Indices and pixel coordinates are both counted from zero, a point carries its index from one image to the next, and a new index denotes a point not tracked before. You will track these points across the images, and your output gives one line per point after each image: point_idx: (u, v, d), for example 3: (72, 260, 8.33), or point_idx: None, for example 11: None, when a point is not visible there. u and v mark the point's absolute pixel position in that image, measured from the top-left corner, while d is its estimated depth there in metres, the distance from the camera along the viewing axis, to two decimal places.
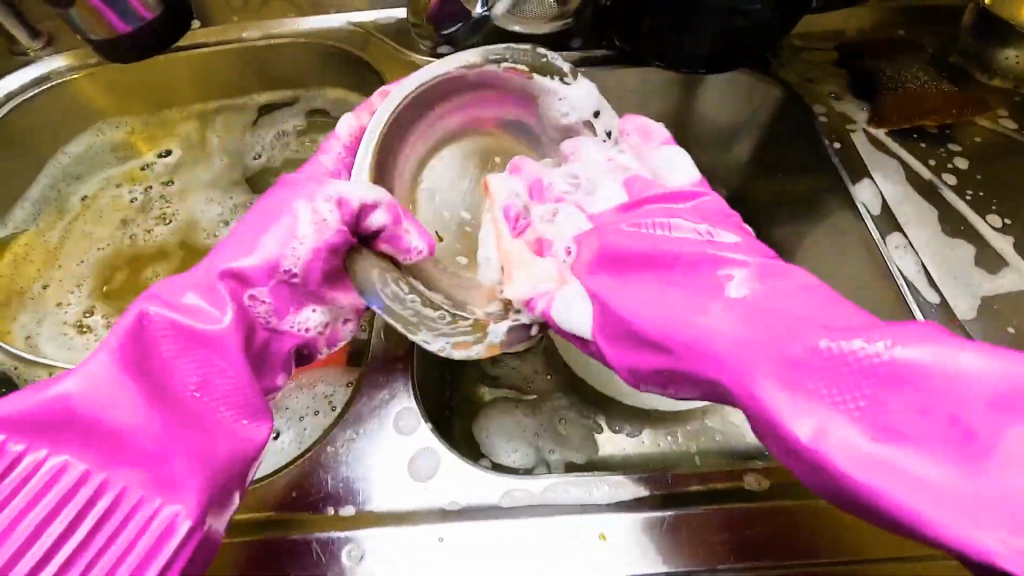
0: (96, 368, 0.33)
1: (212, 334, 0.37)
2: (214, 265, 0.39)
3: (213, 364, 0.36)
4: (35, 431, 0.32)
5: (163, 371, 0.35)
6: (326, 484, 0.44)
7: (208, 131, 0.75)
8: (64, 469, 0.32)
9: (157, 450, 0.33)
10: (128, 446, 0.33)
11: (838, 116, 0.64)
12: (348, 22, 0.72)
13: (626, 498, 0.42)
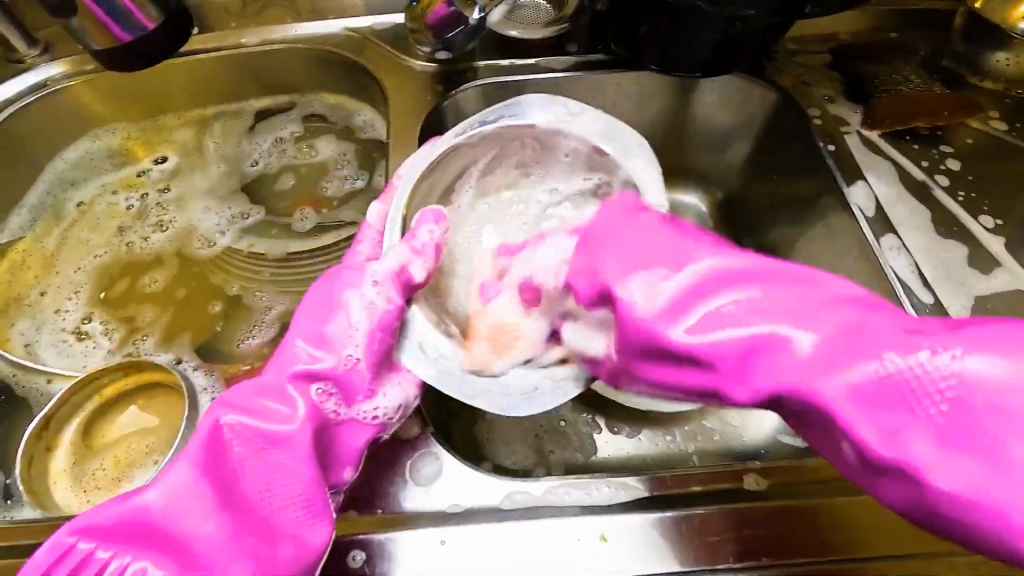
0: (177, 497, 0.36)
1: (281, 436, 0.40)
2: (284, 368, 0.43)
3: (284, 466, 0.39)
4: (120, 540, 0.36)
5: (234, 477, 0.38)
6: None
7: (205, 138, 0.75)
8: (147, 572, 0.35)
9: (233, 555, 0.36)
10: (199, 555, 0.35)
11: (832, 118, 0.65)
12: (345, 27, 0.72)
13: (627, 500, 0.42)
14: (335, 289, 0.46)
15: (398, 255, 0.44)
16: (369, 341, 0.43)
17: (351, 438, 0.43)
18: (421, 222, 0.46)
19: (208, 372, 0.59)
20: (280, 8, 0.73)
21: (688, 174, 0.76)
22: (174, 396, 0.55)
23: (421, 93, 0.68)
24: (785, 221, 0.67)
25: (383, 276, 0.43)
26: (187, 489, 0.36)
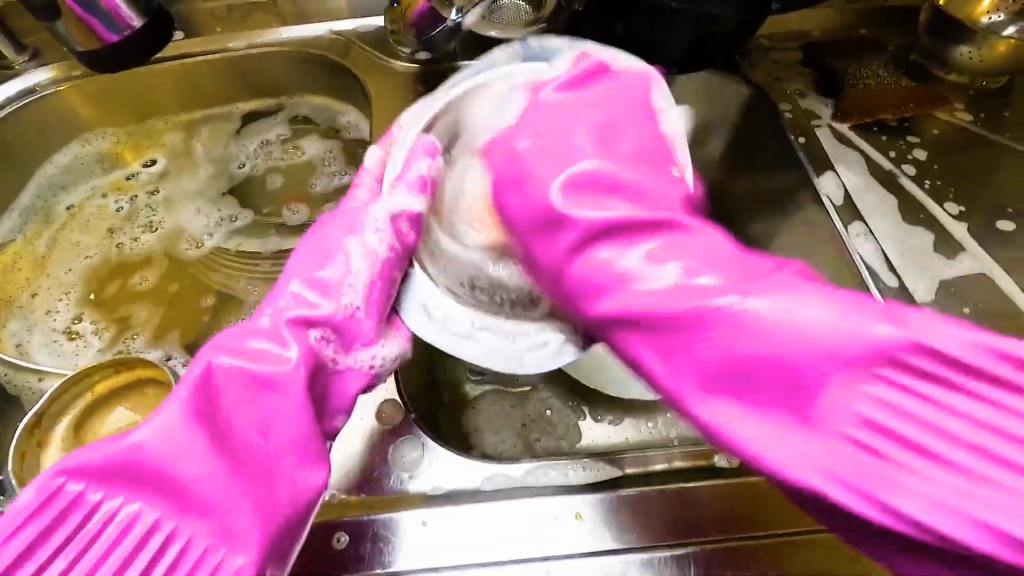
0: (172, 439, 0.35)
1: (275, 380, 0.38)
2: (279, 314, 0.42)
3: (285, 415, 0.38)
4: (110, 480, 0.35)
5: (229, 423, 0.37)
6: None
7: (193, 141, 0.76)
8: (142, 515, 0.35)
9: (233, 499, 0.35)
10: (197, 496, 0.35)
11: (803, 111, 0.67)
12: (329, 30, 0.74)
13: (604, 479, 0.44)
14: (329, 238, 0.46)
15: (401, 199, 0.46)
16: (370, 289, 0.44)
17: (343, 384, 0.43)
18: (409, 163, 0.48)
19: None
20: (266, 12, 0.74)
21: None
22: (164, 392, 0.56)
23: (405, 94, 0.70)
24: None
25: (384, 223, 0.45)
26: (175, 438, 0.35)
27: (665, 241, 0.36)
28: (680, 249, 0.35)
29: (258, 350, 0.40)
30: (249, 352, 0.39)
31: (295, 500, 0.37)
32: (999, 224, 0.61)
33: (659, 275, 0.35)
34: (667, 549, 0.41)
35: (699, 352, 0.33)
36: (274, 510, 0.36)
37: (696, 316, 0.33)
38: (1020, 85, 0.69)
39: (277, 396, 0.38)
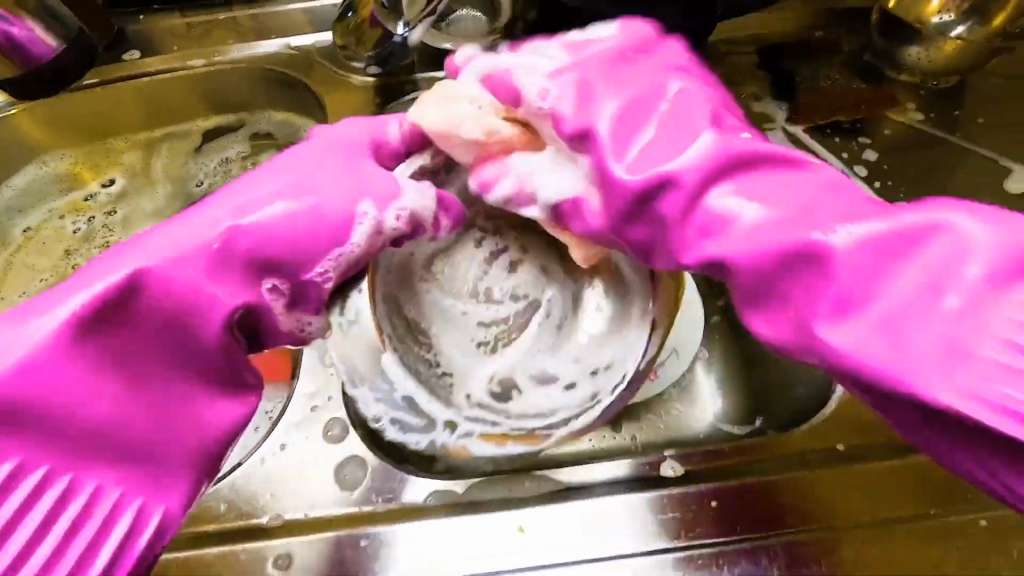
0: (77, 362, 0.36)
1: (205, 299, 0.39)
2: (203, 221, 0.41)
3: (203, 346, 0.39)
4: (8, 429, 0.34)
5: (147, 347, 0.38)
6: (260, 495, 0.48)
7: (152, 159, 0.76)
8: (53, 479, 0.35)
9: (161, 433, 0.37)
10: (114, 438, 0.36)
11: (756, 115, 0.68)
12: (288, 45, 0.74)
13: (537, 493, 0.47)
14: (259, 193, 0.44)
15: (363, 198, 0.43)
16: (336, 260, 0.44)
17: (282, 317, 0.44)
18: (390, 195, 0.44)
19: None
20: (225, 30, 0.75)
21: None
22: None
23: (363, 107, 0.70)
24: None
25: (355, 211, 0.43)
26: (95, 365, 0.36)
27: (785, 176, 0.38)
28: (790, 215, 0.35)
29: (154, 246, 0.39)
30: (174, 243, 0.40)
31: (216, 430, 0.39)
32: None
33: (755, 206, 0.36)
34: (600, 560, 0.43)
35: (826, 287, 0.33)
36: (199, 440, 0.39)
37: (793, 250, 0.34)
38: (973, 84, 0.70)
39: (204, 305, 0.39)
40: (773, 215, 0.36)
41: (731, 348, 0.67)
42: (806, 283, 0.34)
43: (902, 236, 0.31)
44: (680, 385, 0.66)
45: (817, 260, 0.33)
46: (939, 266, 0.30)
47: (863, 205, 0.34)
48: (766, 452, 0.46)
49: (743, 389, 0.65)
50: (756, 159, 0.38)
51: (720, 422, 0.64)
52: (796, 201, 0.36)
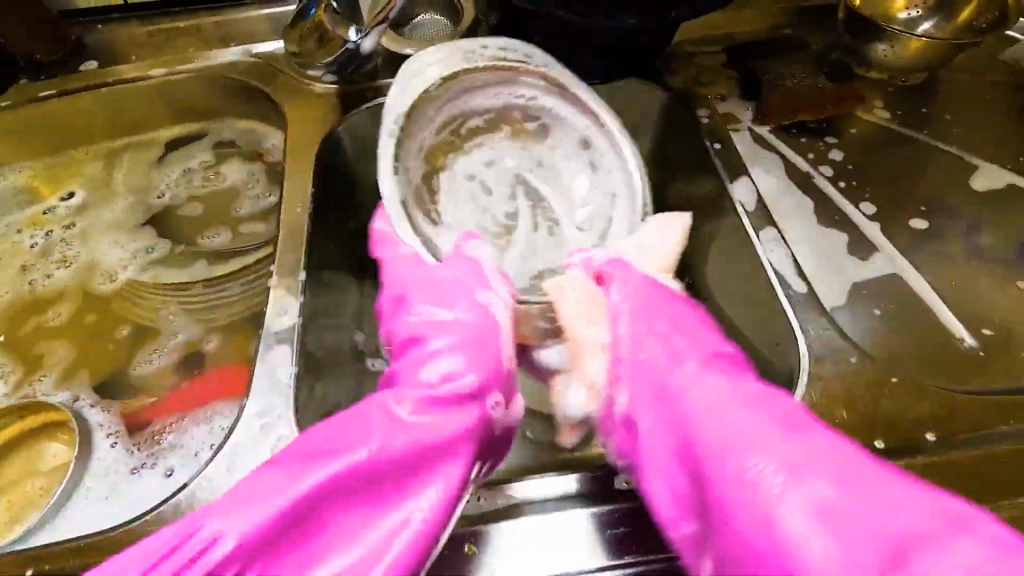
0: (261, 513, 0.38)
1: (376, 450, 0.41)
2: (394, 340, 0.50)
3: (408, 469, 0.42)
4: (253, 554, 0.38)
5: (342, 499, 0.40)
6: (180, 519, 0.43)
7: (113, 171, 0.75)
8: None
9: (369, 554, 0.38)
10: (316, 543, 0.39)
11: (721, 115, 0.67)
12: (250, 53, 0.73)
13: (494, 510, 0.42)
14: (417, 274, 0.53)
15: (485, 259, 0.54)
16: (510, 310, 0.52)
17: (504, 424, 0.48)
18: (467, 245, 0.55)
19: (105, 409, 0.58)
20: (184, 38, 0.74)
21: None
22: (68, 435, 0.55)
23: (324, 114, 0.69)
24: None
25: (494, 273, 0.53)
26: (257, 527, 0.38)
27: (654, 329, 0.48)
28: (654, 352, 0.47)
29: (335, 436, 0.42)
30: (339, 429, 0.42)
31: (427, 538, 0.40)
32: (914, 223, 0.61)
33: (708, 387, 0.43)
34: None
35: (721, 491, 0.39)
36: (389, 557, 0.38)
37: (709, 451, 0.40)
38: (941, 81, 0.69)
39: (381, 444, 0.41)
40: (689, 367, 0.45)
41: None
42: (735, 501, 0.38)
43: (721, 457, 0.39)
44: None
45: (721, 460, 0.39)
46: (749, 406, 0.41)
47: (762, 410, 0.40)
48: None
49: None
50: (668, 312, 0.49)
51: None
52: (675, 380, 0.45)
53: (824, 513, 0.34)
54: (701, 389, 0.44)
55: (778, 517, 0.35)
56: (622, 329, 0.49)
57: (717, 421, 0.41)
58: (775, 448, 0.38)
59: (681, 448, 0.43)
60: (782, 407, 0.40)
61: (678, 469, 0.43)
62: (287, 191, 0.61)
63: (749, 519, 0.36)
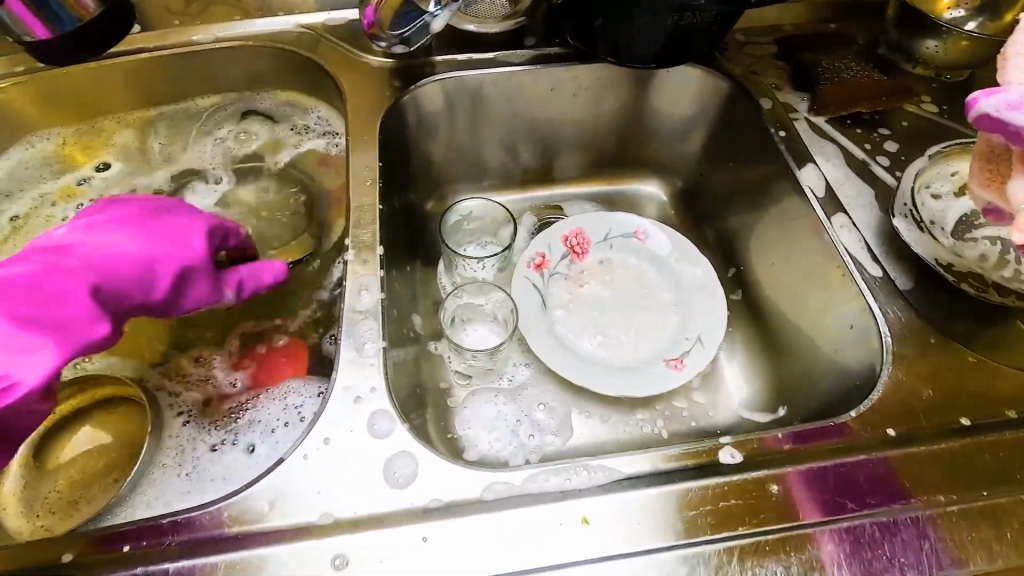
0: (427, 515, 0.39)
1: None
2: None
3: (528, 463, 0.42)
4: (376, 478, 0.41)
5: None
6: (277, 495, 0.41)
7: (146, 142, 0.72)
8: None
9: None
10: None
11: (780, 104, 0.68)
12: (298, 24, 0.71)
13: (605, 483, 0.41)
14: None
15: None
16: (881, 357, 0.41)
17: None
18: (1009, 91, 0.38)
19: (172, 389, 0.56)
20: (227, 5, 0.71)
21: (648, 163, 0.80)
22: (133, 411, 0.55)
23: (381, 88, 0.67)
24: (742, 206, 0.71)
25: None
26: (419, 488, 0.41)
27: (988, 451, 0.43)
28: (991, 484, 0.41)
29: None
30: None
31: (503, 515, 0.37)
32: None
33: None
34: (698, 548, 0.38)
35: (992, 506, 0.40)
36: None
37: (971, 476, 0.41)
38: (981, 80, 0.72)
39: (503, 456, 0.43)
40: (983, 447, 0.43)
41: (752, 337, 0.69)
42: (982, 480, 0.41)
43: (1008, 502, 0.40)
44: (705, 375, 0.68)
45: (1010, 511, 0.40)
46: None
47: (1009, 467, 0.42)
48: (860, 431, 0.43)
49: (768, 380, 0.66)
50: (945, 404, 0.45)
51: (743, 410, 0.65)
52: (980, 458, 0.42)
53: None
54: (985, 460, 0.42)
55: (1003, 493, 0.41)
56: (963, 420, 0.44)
57: (959, 444, 0.43)
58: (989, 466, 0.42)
59: (963, 465, 0.42)
60: (990, 446, 0.43)
61: (964, 455, 0.42)
62: (352, 165, 0.60)
63: (1014, 529, 0.39)
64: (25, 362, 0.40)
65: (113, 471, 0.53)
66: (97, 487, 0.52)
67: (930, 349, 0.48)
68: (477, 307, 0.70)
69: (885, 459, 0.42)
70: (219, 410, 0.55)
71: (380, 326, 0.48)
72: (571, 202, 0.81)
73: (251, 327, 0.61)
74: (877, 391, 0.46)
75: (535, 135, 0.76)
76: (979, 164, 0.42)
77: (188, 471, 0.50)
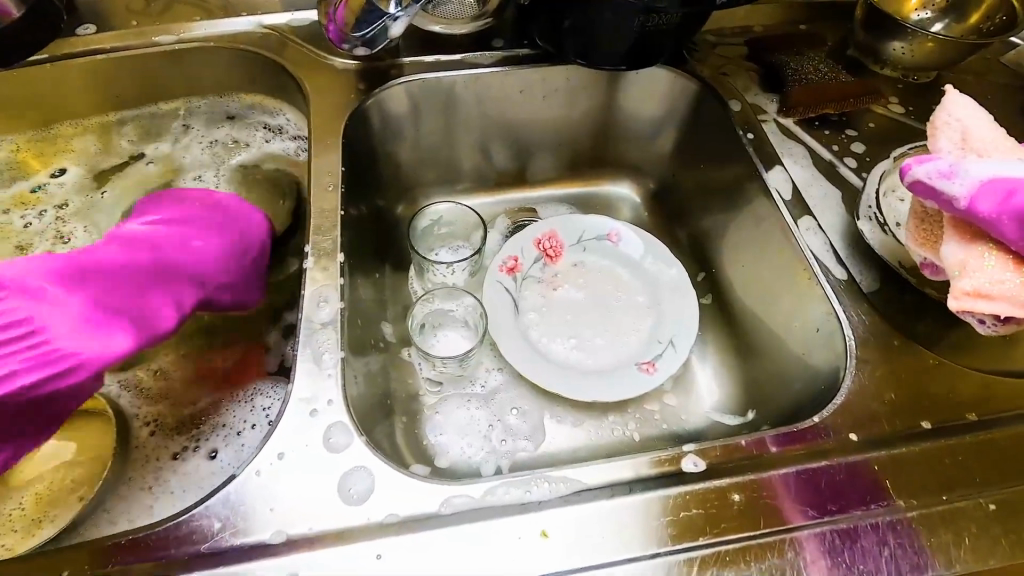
0: (381, 533, 0.38)
1: None
2: None
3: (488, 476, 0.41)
4: (332, 494, 0.40)
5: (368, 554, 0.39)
6: (229, 514, 0.39)
7: (106, 146, 0.70)
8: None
9: None
10: None
11: (750, 106, 0.68)
12: (261, 24, 0.70)
13: (565, 494, 0.40)
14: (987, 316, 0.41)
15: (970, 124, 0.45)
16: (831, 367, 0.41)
17: None
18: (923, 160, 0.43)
19: (137, 399, 0.55)
20: (187, 5, 0.69)
21: (620, 165, 0.80)
22: (102, 423, 0.53)
23: (346, 91, 0.66)
24: (714, 208, 0.71)
25: None
26: (375, 503, 0.40)
27: (949, 455, 0.43)
28: (952, 489, 0.41)
29: None
30: None
31: None
32: None
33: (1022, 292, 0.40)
34: (657, 559, 0.38)
35: (951, 511, 0.40)
36: None
37: (934, 481, 0.41)
38: (947, 81, 0.73)
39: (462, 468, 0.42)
40: (944, 451, 0.43)
41: (723, 340, 0.69)
42: (944, 485, 0.41)
43: (969, 506, 0.41)
44: (676, 379, 0.68)
45: (969, 515, 0.40)
46: (998, 453, 0.43)
47: (970, 471, 0.42)
48: (823, 435, 0.43)
49: (739, 383, 0.66)
50: (908, 408, 0.45)
51: (713, 413, 0.65)
52: (941, 462, 0.42)
53: (1006, 524, 0.40)
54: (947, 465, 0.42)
55: (963, 497, 0.41)
56: (924, 424, 0.44)
57: (921, 449, 0.43)
58: (950, 470, 0.42)
59: (925, 470, 0.42)
60: (950, 450, 0.43)
61: (926, 461, 0.42)
62: (315, 169, 0.59)
63: (972, 534, 0.39)
64: (104, 339, 0.44)
65: (80, 488, 0.50)
66: (63, 508, 0.49)
67: (892, 352, 0.48)
68: (447, 313, 0.69)
69: (847, 464, 0.42)
70: (183, 418, 0.54)
71: (339, 337, 0.47)
72: (544, 206, 0.80)
73: (210, 335, 0.59)
74: (840, 395, 0.46)
75: (506, 138, 0.75)
76: (914, 223, 0.45)
77: (149, 483, 0.49)
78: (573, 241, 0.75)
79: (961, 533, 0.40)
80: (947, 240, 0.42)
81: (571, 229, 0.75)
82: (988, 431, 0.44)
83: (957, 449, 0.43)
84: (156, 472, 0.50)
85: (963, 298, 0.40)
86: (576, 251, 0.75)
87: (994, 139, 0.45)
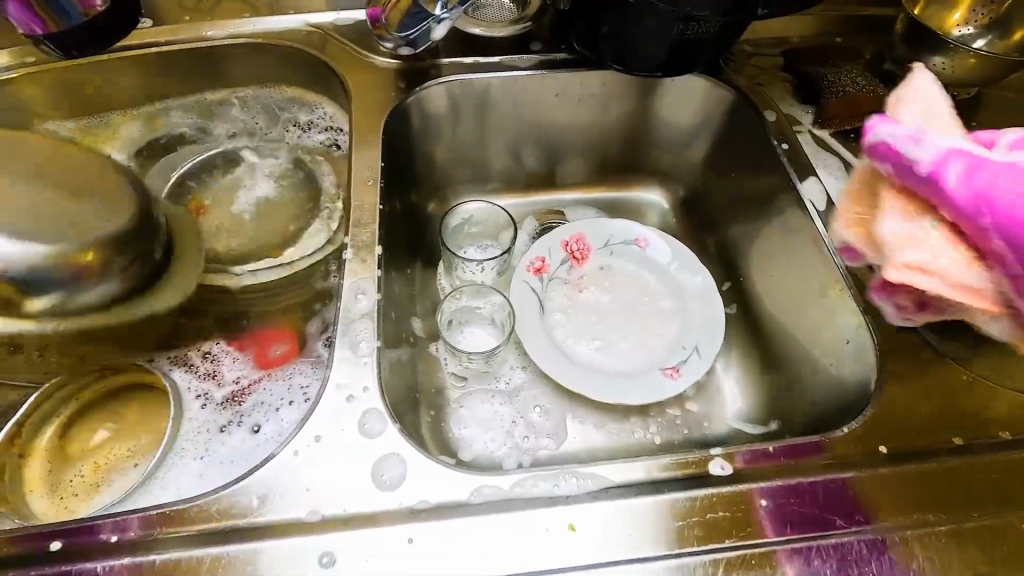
0: (412, 518, 0.39)
1: None
2: None
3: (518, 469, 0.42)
4: (366, 478, 0.41)
5: None
6: (268, 490, 0.41)
7: (153, 135, 0.73)
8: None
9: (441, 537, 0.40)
10: None
11: (786, 116, 0.68)
12: (307, 23, 0.72)
13: (591, 491, 0.41)
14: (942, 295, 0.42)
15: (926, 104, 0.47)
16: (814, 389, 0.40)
17: None
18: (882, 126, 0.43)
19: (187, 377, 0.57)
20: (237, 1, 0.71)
21: (651, 171, 0.80)
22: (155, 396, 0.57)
23: (387, 89, 0.68)
24: (744, 217, 0.71)
25: None
26: (406, 489, 0.41)
27: (982, 473, 0.42)
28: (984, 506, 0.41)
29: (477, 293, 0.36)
30: None
31: None
32: None
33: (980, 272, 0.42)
34: (681, 560, 0.38)
35: (982, 529, 0.40)
36: None
37: (966, 498, 0.41)
38: (987, 98, 0.72)
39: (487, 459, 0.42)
40: (976, 468, 0.43)
41: (749, 349, 0.68)
42: (976, 502, 0.41)
43: (1001, 526, 0.40)
44: (699, 386, 0.68)
45: (1000, 533, 0.40)
46: None
47: (1002, 490, 0.42)
48: (854, 446, 0.43)
49: (763, 393, 0.66)
50: (940, 424, 0.45)
51: (736, 422, 0.65)
52: (973, 480, 0.42)
53: None
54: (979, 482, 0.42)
55: (995, 516, 0.41)
56: (956, 440, 0.44)
57: (953, 465, 0.43)
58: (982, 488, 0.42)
59: (957, 486, 0.42)
60: (982, 467, 0.43)
61: (958, 477, 0.42)
62: (355, 164, 0.60)
63: (1002, 552, 0.39)
64: None
65: (137, 455, 0.53)
66: (122, 472, 0.52)
67: (924, 367, 0.48)
68: (475, 310, 0.70)
69: (877, 476, 0.42)
70: (227, 397, 0.56)
71: (376, 327, 0.48)
72: (573, 209, 0.81)
73: (248, 320, 0.61)
74: (871, 407, 0.46)
75: (539, 140, 0.76)
76: (848, 204, 0.47)
77: (198, 455, 0.52)
78: (600, 244, 0.76)
79: (992, 552, 0.39)
80: (890, 213, 0.43)
81: (600, 233, 0.76)
82: (1021, 450, 0.44)
83: (990, 467, 0.43)
84: (206, 444, 0.53)
85: (901, 270, 0.41)
86: (603, 255, 0.75)
87: (947, 121, 0.46)
